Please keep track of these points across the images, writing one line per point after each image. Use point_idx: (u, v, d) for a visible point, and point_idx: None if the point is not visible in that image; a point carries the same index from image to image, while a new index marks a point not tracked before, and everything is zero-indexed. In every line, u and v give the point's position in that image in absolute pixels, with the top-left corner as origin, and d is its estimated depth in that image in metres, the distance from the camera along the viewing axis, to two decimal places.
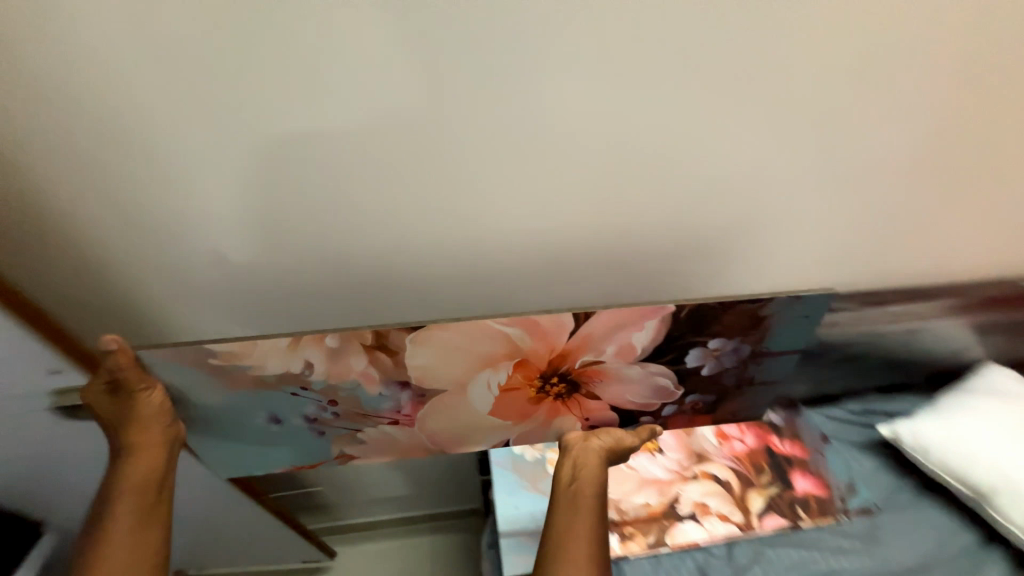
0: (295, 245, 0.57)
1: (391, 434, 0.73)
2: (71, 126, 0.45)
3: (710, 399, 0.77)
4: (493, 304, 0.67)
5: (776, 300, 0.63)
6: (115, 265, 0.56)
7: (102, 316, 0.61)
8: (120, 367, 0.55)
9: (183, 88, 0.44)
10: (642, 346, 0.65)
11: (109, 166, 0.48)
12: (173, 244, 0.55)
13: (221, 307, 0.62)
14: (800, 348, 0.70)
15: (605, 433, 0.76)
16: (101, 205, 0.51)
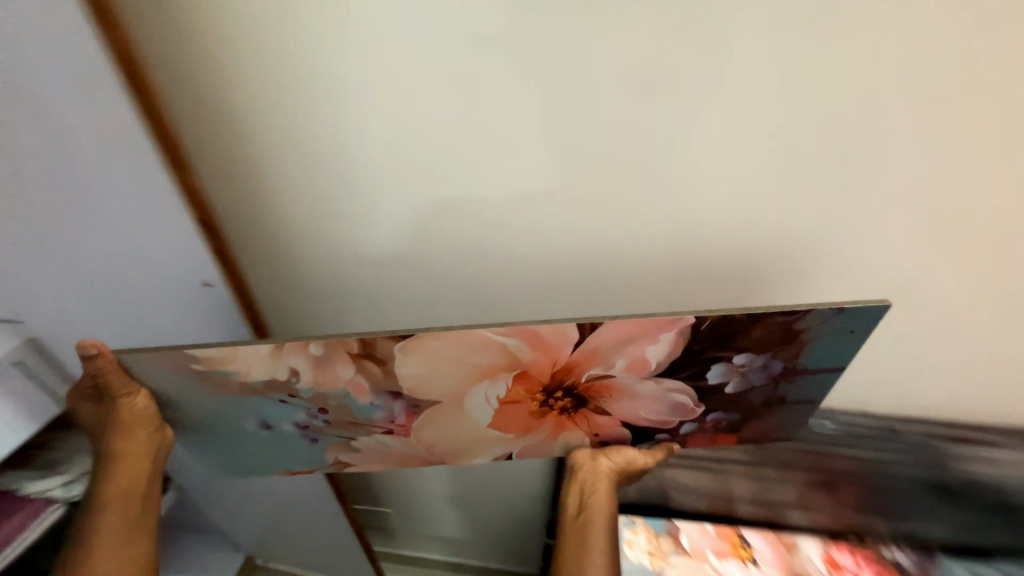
0: (452, 257, 0.65)
1: (385, 443, 0.69)
2: (305, 133, 0.54)
3: (735, 418, 0.69)
4: (543, 303, 0.70)
5: (815, 312, 0.54)
6: (305, 255, 0.66)
7: (279, 295, 0.71)
8: (101, 372, 0.52)
9: (409, 122, 0.53)
10: (657, 360, 0.59)
11: (323, 169, 0.57)
12: (350, 239, 0.64)
13: (357, 301, 0.71)
14: (842, 365, 0.62)
15: (616, 452, 0.71)
16: (306, 200, 0.60)
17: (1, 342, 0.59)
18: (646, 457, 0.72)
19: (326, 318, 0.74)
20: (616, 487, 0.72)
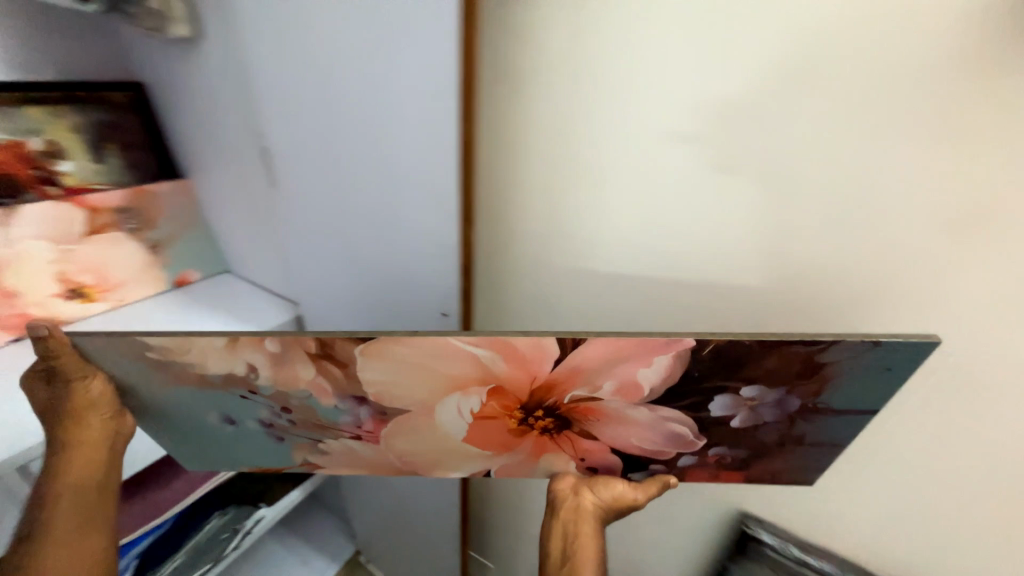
0: (670, 279, 0.64)
1: (354, 448, 0.65)
2: (562, 139, 0.60)
3: (742, 455, 0.61)
4: (727, 327, 0.64)
5: (842, 345, 0.45)
6: (528, 256, 0.71)
7: (498, 290, 0.77)
8: (53, 355, 0.50)
9: (666, 135, 0.55)
10: (650, 386, 0.51)
11: (570, 173, 0.62)
12: (573, 245, 0.67)
13: (566, 308, 0.72)
14: (874, 407, 0.52)
15: (602, 484, 0.63)
16: (544, 204, 0.65)
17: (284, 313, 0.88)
18: (640, 495, 0.62)
19: (530, 319, 0.76)
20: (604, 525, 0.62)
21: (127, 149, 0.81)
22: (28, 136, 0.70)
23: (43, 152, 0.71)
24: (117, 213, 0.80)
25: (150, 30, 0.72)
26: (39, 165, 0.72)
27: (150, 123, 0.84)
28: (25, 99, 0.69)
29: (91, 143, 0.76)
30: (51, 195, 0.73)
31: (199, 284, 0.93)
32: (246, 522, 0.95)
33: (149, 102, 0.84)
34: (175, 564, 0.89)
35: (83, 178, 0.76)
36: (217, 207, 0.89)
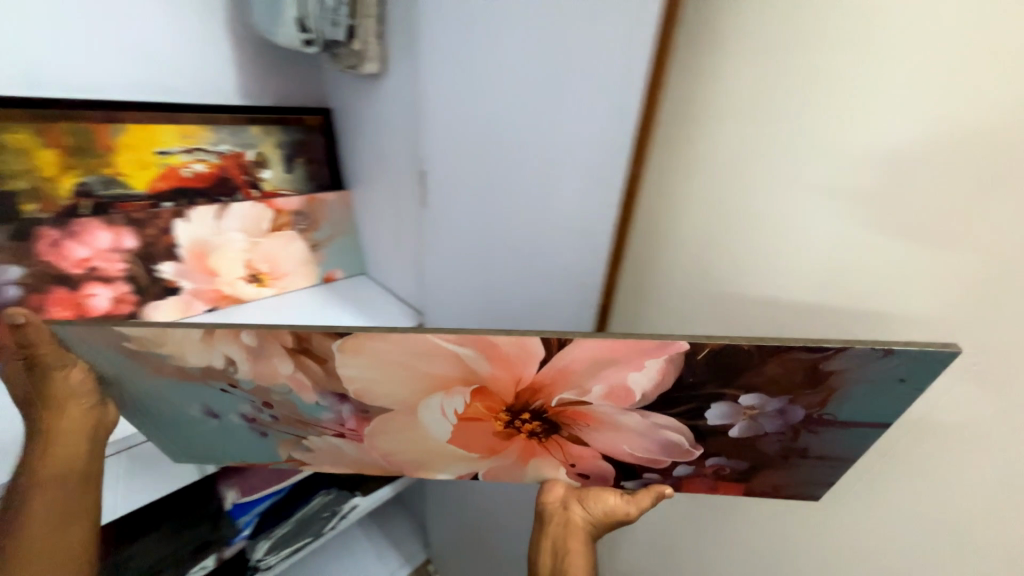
0: (853, 311, 0.50)
1: (339, 446, 0.63)
2: (734, 126, 0.52)
3: (742, 467, 0.57)
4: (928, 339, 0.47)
5: (850, 352, 0.42)
6: (671, 259, 0.63)
7: (643, 293, 0.68)
8: (32, 341, 0.50)
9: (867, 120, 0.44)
10: (642, 391, 0.48)
11: (737, 167, 0.53)
12: (727, 254, 0.57)
13: (717, 324, 0.61)
14: (885, 420, 0.48)
15: (593, 495, 0.60)
16: (703, 201, 0.57)
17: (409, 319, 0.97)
18: (631, 509, 0.59)
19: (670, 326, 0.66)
20: (596, 537, 0.61)
21: (312, 164, 0.96)
22: (247, 149, 0.88)
23: (256, 163, 0.89)
24: (293, 215, 0.94)
25: (348, 68, 0.83)
26: (250, 172, 0.88)
27: (331, 145, 0.98)
28: (250, 125, 0.88)
29: (286, 157, 0.93)
30: (252, 196, 0.89)
31: (342, 283, 1.03)
32: (344, 506, 1.03)
33: (332, 128, 0.98)
34: (283, 530, 0.97)
35: (275, 185, 0.92)
36: (376, 221, 0.98)
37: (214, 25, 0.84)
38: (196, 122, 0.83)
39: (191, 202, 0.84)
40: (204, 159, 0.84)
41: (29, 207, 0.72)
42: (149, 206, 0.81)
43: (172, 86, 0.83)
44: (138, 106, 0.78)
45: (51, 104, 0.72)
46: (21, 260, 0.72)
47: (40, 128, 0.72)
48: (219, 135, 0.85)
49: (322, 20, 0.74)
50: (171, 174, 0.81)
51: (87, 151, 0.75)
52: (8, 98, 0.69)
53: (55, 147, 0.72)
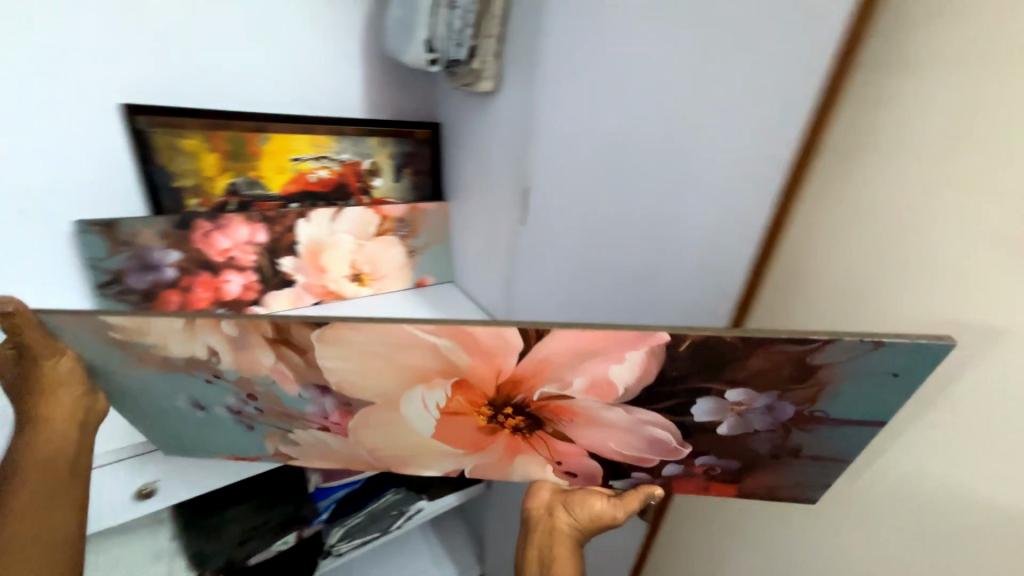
0: None
1: (324, 440, 0.63)
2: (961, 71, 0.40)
3: (733, 467, 0.56)
4: None
5: (838, 344, 0.40)
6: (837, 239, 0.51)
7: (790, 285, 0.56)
8: (19, 332, 0.49)
9: None
10: (625, 384, 0.47)
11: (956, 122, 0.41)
12: (918, 238, 0.45)
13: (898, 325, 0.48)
14: (879, 418, 0.46)
15: (579, 500, 0.59)
16: (899, 167, 0.45)
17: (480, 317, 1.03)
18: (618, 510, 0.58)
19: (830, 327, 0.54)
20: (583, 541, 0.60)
21: (417, 174, 1.04)
22: (364, 158, 0.96)
23: (370, 172, 0.98)
24: (396, 221, 1.03)
25: (462, 85, 0.88)
26: (364, 180, 0.97)
27: (438, 156, 1.05)
28: (369, 134, 0.96)
29: (396, 166, 1.00)
30: (363, 202, 0.99)
31: (433, 288, 1.11)
32: (410, 508, 1.11)
33: (439, 140, 1.04)
34: (354, 521, 1.06)
35: (383, 192, 1.00)
36: (465, 228, 1.06)
37: (353, 46, 0.93)
38: (326, 133, 0.92)
39: (314, 203, 0.95)
40: (328, 165, 0.94)
41: (193, 202, 0.87)
42: (281, 205, 0.92)
43: (312, 100, 0.92)
44: (287, 119, 0.88)
45: (219, 113, 0.83)
46: (184, 245, 0.86)
47: (207, 134, 0.83)
48: (343, 144, 0.94)
49: (448, 41, 0.78)
50: (300, 178, 0.92)
51: (240, 155, 0.86)
52: (186, 109, 0.81)
53: (216, 151, 0.84)
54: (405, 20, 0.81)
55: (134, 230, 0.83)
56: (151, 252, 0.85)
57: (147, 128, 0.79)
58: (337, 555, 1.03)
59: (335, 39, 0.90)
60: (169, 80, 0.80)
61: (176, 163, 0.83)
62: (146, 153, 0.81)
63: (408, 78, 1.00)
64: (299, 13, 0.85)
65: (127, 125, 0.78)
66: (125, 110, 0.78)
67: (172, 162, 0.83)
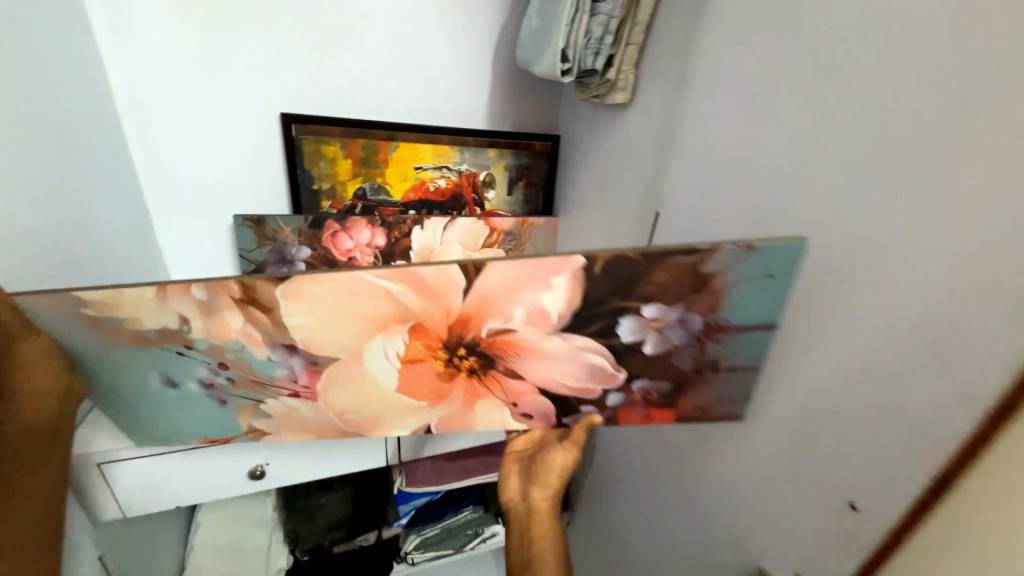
0: None
1: (295, 408, 0.67)
2: None
3: (666, 389, 0.63)
4: None
5: (719, 251, 0.49)
6: None
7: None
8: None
9: None
10: (558, 312, 0.54)
11: None
12: None
13: None
14: (771, 320, 0.55)
15: (543, 466, 0.70)
16: None
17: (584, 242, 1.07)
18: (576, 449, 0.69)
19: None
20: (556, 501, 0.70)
21: (528, 187, 1.14)
22: (480, 169, 1.08)
23: (484, 182, 1.09)
24: (504, 235, 1.02)
25: (594, 95, 0.95)
26: (478, 191, 1.09)
27: (550, 167, 1.14)
28: (488, 146, 1.07)
29: (508, 179, 1.11)
30: (476, 213, 1.10)
31: None
32: (486, 529, 1.21)
33: (555, 152, 1.13)
34: (432, 532, 1.20)
35: (493, 204, 1.11)
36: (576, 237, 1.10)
37: (485, 60, 1.04)
38: (451, 144, 1.04)
39: (431, 210, 1.07)
40: (447, 175, 1.06)
41: (328, 203, 1.02)
42: (400, 209, 1.06)
43: (439, 110, 1.05)
44: (417, 130, 1.02)
45: (359, 125, 0.98)
46: (316, 243, 0.93)
47: (346, 142, 0.99)
48: (463, 156, 1.06)
49: (584, 50, 0.83)
50: (419, 186, 1.05)
51: (370, 162, 1.01)
52: (334, 120, 0.97)
53: (351, 158, 1.00)
54: (539, 33, 0.86)
55: (278, 227, 0.94)
56: (288, 246, 0.94)
57: (299, 135, 0.97)
58: (410, 561, 1.17)
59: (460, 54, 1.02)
60: (315, 96, 0.97)
61: (321, 167, 1.00)
62: (296, 159, 0.98)
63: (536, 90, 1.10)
64: (442, 31, 0.99)
65: (284, 132, 0.96)
66: (283, 119, 0.96)
67: (318, 167, 1.00)
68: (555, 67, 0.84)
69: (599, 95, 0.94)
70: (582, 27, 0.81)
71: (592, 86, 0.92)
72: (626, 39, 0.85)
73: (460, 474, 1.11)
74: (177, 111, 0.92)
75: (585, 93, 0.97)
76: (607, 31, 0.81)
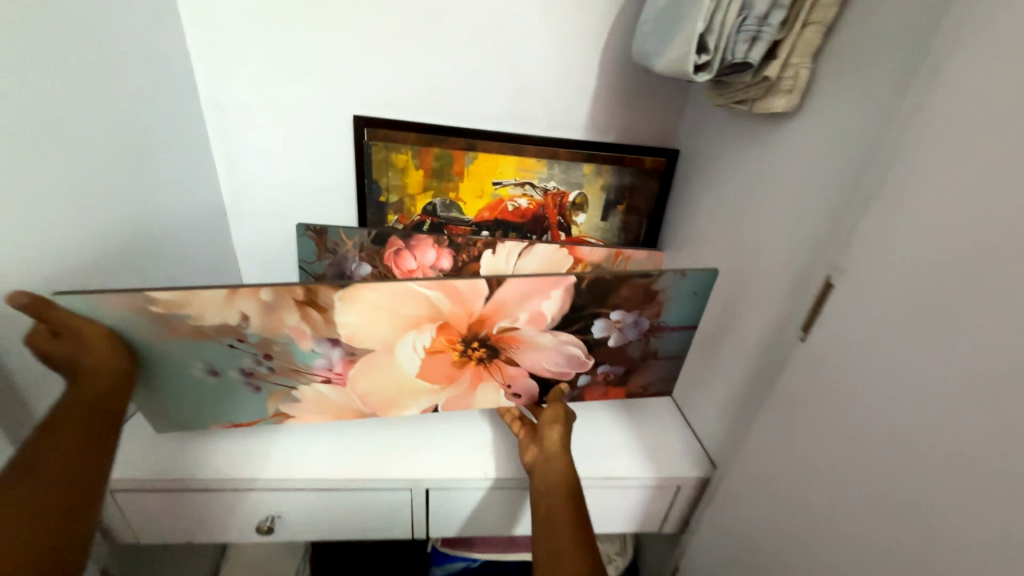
0: None
1: (324, 392, 0.79)
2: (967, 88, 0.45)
3: (620, 370, 0.85)
4: None
5: (665, 275, 0.73)
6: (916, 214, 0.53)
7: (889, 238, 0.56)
8: (49, 310, 0.61)
9: None
10: (551, 315, 0.74)
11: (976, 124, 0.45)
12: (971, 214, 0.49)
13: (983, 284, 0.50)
14: (695, 323, 0.80)
15: (552, 419, 0.83)
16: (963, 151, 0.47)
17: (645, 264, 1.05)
18: (569, 413, 0.85)
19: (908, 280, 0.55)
20: (563, 442, 0.81)
21: (627, 212, 1.11)
22: (573, 188, 1.08)
23: (574, 203, 1.09)
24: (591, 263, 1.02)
25: (737, 101, 0.78)
26: (563, 212, 1.09)
27: (660, 187, 1.09)
28: (584, 161, 1.06)
29: (604, 201, 1.10)
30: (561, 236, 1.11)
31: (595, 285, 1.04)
32: None
33: (668, 170, 1.08)
34: None
35: (583, 229, 1.12)
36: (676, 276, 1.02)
37: (588, 54, 0.99)
38: (542, 156, 1.04)
39: (505, 231, 1.10)
40: (529, 194, 1.07)
41: (394, 217, 1.07)
42: (472, 228, 1.08)
43: (534, 116, 1.04)
44: (501, 141, 1.02)
45: (435, 132, 1.00)
46: (377, 259, 1.00)
47: (417, 151, 1.01)
48: (552, 171, 1.06)
49: (734, 37, 0.67)
50: (496, 205, 1.07)
51: (443, 175, 1.03)
52: (411, 125, 0.99)
53: (422, 169, 1.02)
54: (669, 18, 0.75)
55: (339, 240, 0.99)
56: (349, 261, 1.00)
57: (369, 141, 1.00)
58: None
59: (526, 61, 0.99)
60: (402, 91, 0.99)
61: (387, 177, 1.03)
62: (365, 167, 1.02)
63: (642, 94, 1.04)
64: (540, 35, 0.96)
65: (356, 134, 1.00)
66: (356, 122, 0.99)
67: (386, 176, 1.03)
68: (688, 62, 0.71)
69: (756, 100, 0.74)
70: (732, 11, 0.66)
71: (743, 87, 0.75)
72: (806, 18, 0.65)
73: (505, 546, 1.11)
74: (258, 114, 0.98)
75: (730, 99, 0.79)
76: (774, 8, 0.65)
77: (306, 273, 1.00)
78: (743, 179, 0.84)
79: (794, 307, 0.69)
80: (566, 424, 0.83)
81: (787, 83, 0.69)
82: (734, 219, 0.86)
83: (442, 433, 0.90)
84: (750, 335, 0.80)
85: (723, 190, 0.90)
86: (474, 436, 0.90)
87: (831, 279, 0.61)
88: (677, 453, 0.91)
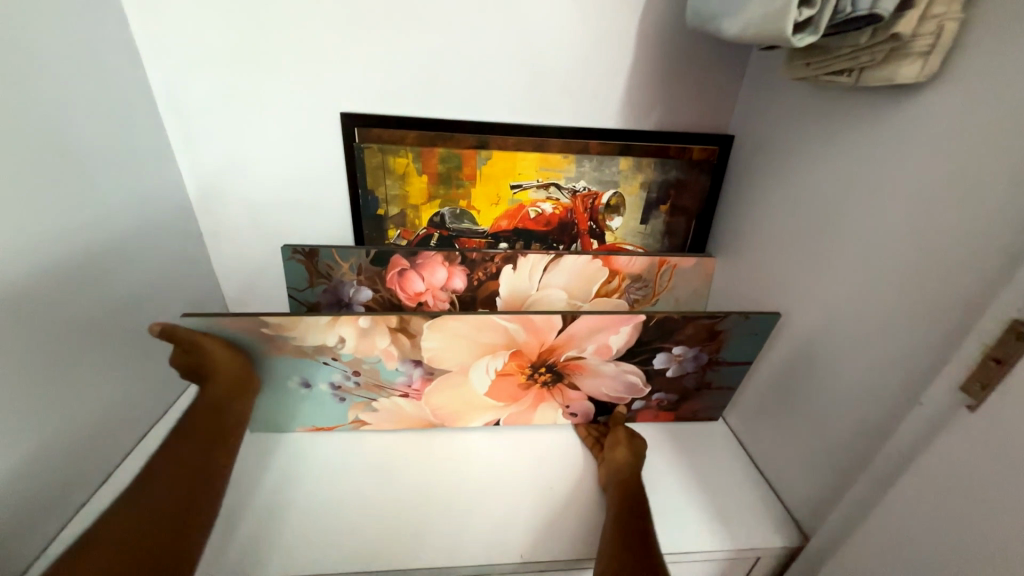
0: None
1: (400, 405, 0.86)
2: None
3: (673, 398, 0.90)
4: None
5: (729, 317, 0.76)
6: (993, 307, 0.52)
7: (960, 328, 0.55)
8: (179, 331, 0.68)
9: None
10: (617, 347, 0.79)
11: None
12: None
13: None
14: (750, 359, 0.84)
15: (615, 445, 0.86)
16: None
17: (691, 280, 0.98)
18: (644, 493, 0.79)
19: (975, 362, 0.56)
20: (631, 462, 0.83)
21: (673, 215, 0.97)
22: (606, 188, 0.91)
23: (608, 206, 0.93)
24: (630, 279, 0.93)
25: (831, 75, 0.65)
26: (592, 216, 0.93)
27: (711, 181, 0.95)
28: (619, 156, 0.90)
29: (644, 202, 0.94)
30: (591, 245, 0.96)
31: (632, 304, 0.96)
32: None
33: (720, 162, 0.94)
34: None
35: (618, 235, 0.97)
36: (733, 296, 0.94)
37: (623, 38, 0.82)
38: (569, 154, 0.88)
39: (526, 241, 0.94)
40: (553, 197, 0.91)
41: (396, 232, 0.91)
42: (488, 240, 0.93)
43: (554, 108, 0.87)
44: (518, 136, 0.86)
45: (436, 129, 0.84)
46: (378, 284, 0.84)
47: (419, 153, 0.84)
48: (580, 169, 0.89)
49: None
50: (515, 212, 0.91)
51: (450, 179, 0.87)
52: (408, 124, 0.83)
53: (426, 173, 0.85)
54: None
55: (333, 265, 0.83)
56: (346, 287, 0.85)
57: (362, 145, 0.84)
58: None
59: (538, 53, 0.82)
60: (392, 83, 0.81)
61: (386, 186, 0.87)
62: (358, 177, 0.87)
63: (690, 90, 0.88)
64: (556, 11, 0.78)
65: (346, 136, 0.84)
66: (345, 121, 0.83)
67: (384, 186, 0.87)
68: (787, 20, 0.56)
69: (867, 68, 0.60)
70: None
71: (849, 52, 0.61)
72: None
73: None
74: (227, 114, 0.83)
75: (824, 70, 0.65)
76: None
77: (297, 303, 0.83)
78: (819, 198, 0.74)
79: (853, 366, 0.68)
80: (629, 445, 0.86)
81: (926, 41, 0.54)
82: (783, 259, 0.82)
83: (503, 509, 0.81)
84: (789, 383, 0.81)
85: (766, 226, 0.86)
86: (535, 514, 0.80)
87: (1022, 323, 0.48)
88: (752, 507, 0.81)
